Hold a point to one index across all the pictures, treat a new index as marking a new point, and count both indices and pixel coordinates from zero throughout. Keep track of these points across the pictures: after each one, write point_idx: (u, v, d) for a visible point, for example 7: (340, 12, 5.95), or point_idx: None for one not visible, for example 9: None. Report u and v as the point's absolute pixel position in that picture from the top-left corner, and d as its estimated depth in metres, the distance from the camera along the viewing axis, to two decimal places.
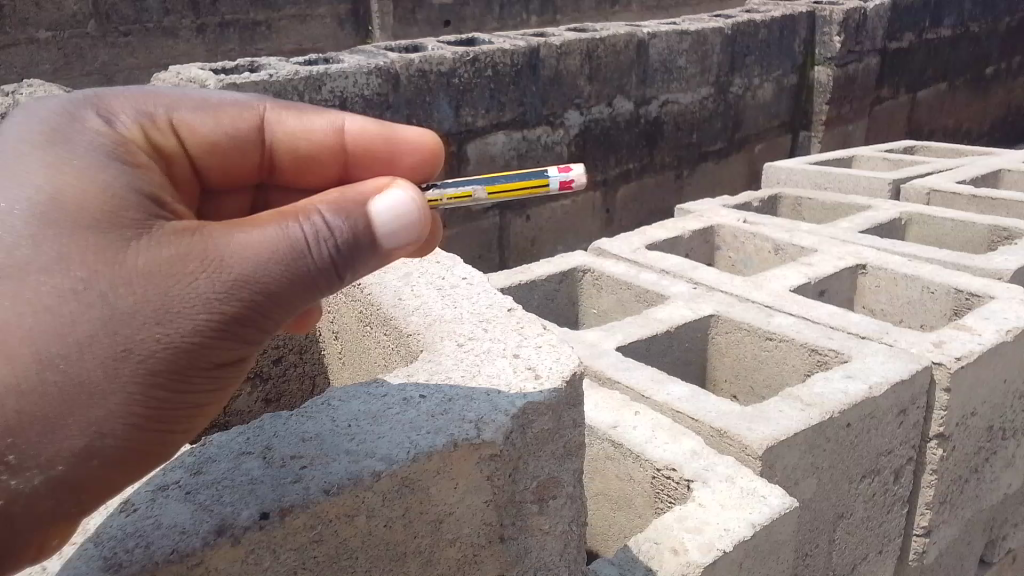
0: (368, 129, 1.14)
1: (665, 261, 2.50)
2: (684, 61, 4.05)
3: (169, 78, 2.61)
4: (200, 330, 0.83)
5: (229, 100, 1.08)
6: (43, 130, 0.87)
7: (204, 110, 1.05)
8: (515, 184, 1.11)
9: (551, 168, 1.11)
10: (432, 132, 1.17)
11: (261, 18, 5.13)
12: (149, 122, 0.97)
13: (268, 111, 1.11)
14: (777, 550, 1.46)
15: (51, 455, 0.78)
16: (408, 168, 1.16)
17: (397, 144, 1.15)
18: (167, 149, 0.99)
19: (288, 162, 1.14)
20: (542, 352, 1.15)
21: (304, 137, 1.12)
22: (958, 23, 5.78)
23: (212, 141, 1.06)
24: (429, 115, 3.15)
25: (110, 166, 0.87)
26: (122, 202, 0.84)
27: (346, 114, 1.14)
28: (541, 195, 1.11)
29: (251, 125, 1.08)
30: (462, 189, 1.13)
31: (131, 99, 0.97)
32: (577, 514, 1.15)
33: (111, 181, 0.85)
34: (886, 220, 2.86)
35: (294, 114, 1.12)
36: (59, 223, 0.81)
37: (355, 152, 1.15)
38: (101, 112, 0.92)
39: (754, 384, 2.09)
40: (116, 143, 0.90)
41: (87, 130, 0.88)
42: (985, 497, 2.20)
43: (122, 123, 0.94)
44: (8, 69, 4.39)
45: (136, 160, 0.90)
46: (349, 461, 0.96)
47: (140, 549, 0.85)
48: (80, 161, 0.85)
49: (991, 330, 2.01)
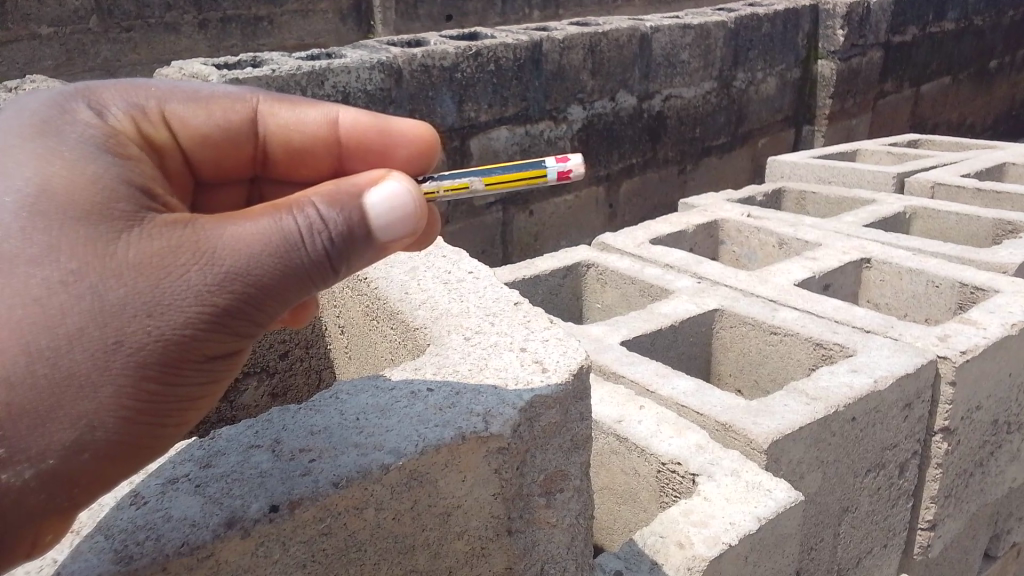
0: (361, 121, 1.14)
1: (669, 255, 2.50)
2: (687, 56, 4.04)
3: (172, 73, 2.61)
4: (192, 322, 0.83)
5: (222, 92, 1.08)
6: (33, 121, 0.87)
7: (196, 103, 1.04)
8: (513, 175, 1.11)
9: (549, 159, 1.11)
10: (426, 124, 1.16)
11: (263, 13, 5.13)
12: (141, 115, 0.97)
13: (261, 102, 1.10)
14: (782, 544, 1.46)
15: (42, 448, 0.78)
16: (401, 162, 1.16)
17: (390, 136, 1.15)
18: (159, 141, 0.99)
19: (280, 154, 1.14)
20: (550, 345, 1.15)
21: (297, 129, 1.12)
22: (963, 16, 5.76)
23: (203, 133, 1.06)
24: (432, 110, 3.15)
25: (99, 158, 0.87)
26: (111, 195, 0.84)
27: (340, 106, 1.14)
28: (539, 185, 1.11)
29: (244, 117, 1.08)
30: (460, 181, 1.13)
31: (122, 91, 0.97)
32: (584, 507, 1.15)
33: (101, 174, 0.85)
34: (890, 214, 2.85)
35: (287, 106, 1.11)
36: (48, 214, 0.81)
37: (349, 144, 1.15)
38: (91, 103, 0.92)
39: (759, 378, 2.09)
40: (107, 135, 0.90)
41: (77, 123, 0.88)
42: (991, 491, 2.20)
43: (113, 115, 0.94)
44: (10, 65, 4.39)
45: (125, 152, 0.90)
46: (358, 454, 0.96)
47: (150, 542, 0.85)
48: (70, 154, 0.85)
49: (996, 324, 2.01)
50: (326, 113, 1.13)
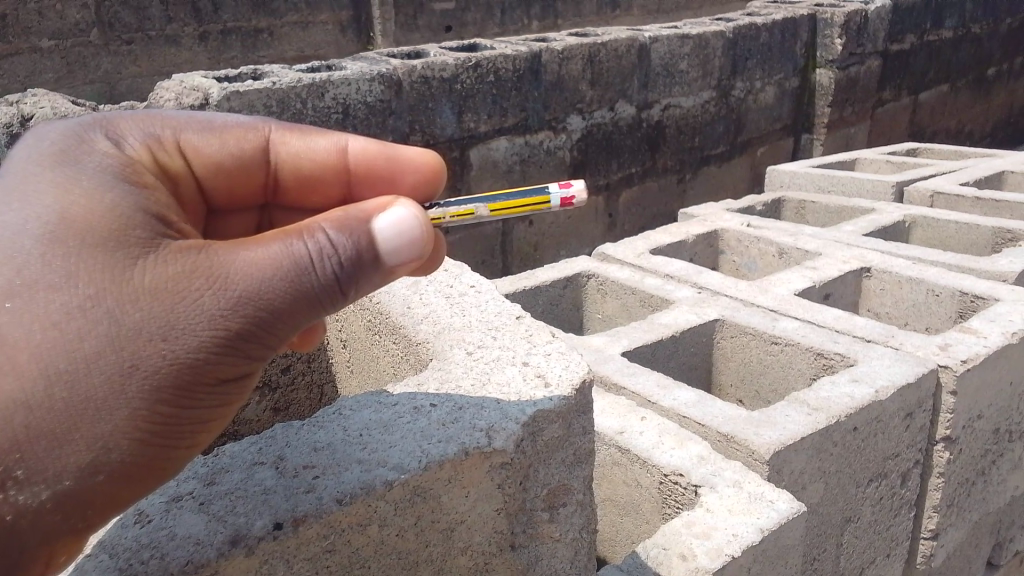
0: (370, 149, 1.14)
1: (669, 265, 2.50)
2: (686, 65, 4.06)
3: (172, 86, 2.60)
4: (205, 346, 0.83)
5: (235, 121, 1.09)
6: (53, 151, 0.88)
7: (209, 132, 1.06)
8: (517, 201, 1.13)
9: (552, 185, 1.13)
10: (433, 151, 1.16)
11: (263, 25, 5.14)
12: (156, 144, 0.98)
13: (273, 132, 1.11)
14: (785, 556, 1.46)
15: (58, 470, 0.79)
16: (408, 187, 1.16)
17: (398, 163, 1.15)
18: (173, 170, 1.00)
19: (291, 181, 1.14)
20: (551, 360, 1.15)
21: (307, 157, 1.13)
22: (960, 24, 5.78)
23: (216, 162, 1.07)
24: (431, 120, 3.16)
25: (116, 187, 0.87)
26: (128, 222, 0.85)
27: (349, 134, 1.14)
28: (543, 212, 1.13)
29: (256, 145, 1.09)
30: (465, 207, 1.13)
31: (138, 121, 0.98)
32: (587, 521, 1.16)
33: (119, 202, 0.86)
34: (890, 223, 2.86)
35: (298, 135, 1.12)
36: (66, 242, 0.82)
37: (357, 171, 1.15)
38: (109, 133, 0.93)
39: (760, 388, 2.09)
40: (124, 164, 0.91)
41: (95, 153, 0.89)
42: (992, 499, 2.21)
43: (129, 146, 0.95)
44: (11, 78, 4.42)
45: (143, 181, 0.91)
46: (361, 470, 0.96)
47: (155, 561, 0.85)
48: (88, 183, 0.86)
49: (996, 333, 2.01)
50: (335, 142, 1.13)
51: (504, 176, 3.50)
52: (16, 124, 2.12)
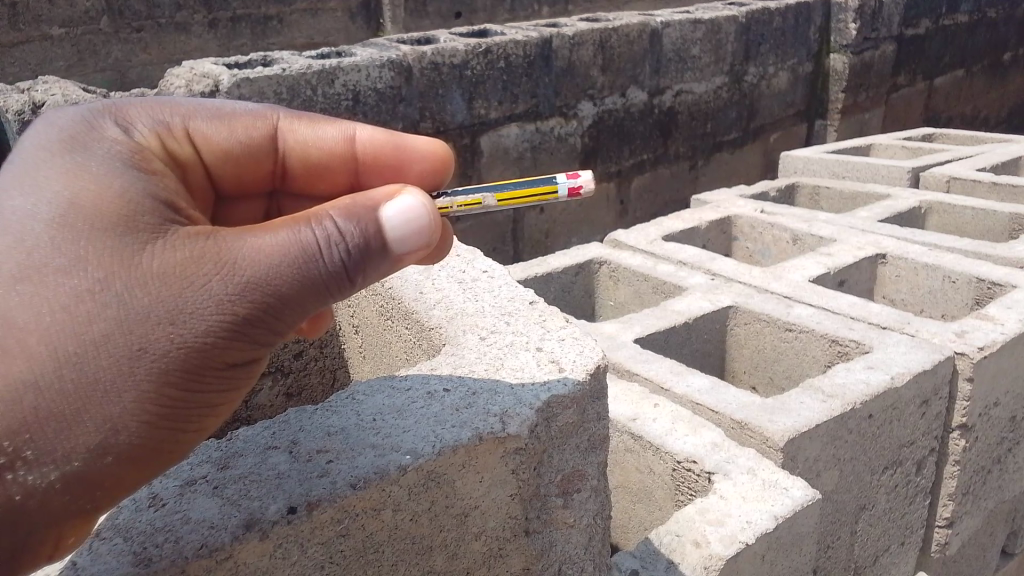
0: (378, 138, 1.13)
1: (682, 252, 2.48)
2: (698, 51, 4.02)
3: (182, 73, 2.59)
4: (213, 330, 0.83)
5: (244, 108, 1.08)
6: (63, 137, 0.88)
7: (218, 119, 1.05)
8: (526, 191, 1.12)
9: (560, 175, 1.11)
10: (441, 140, 1.16)
11: (273, 12, 5.14)
12: (166, 132, 0.97)
13: (281, 119, 1.10)
14: (799, 543, 1.45)
15: (67, 450, 0.78)
16: (416, 176, 1.16)
17: (406, 152, 1.15)
18: (183, 158, 0.99)
19: (299, 169, 1.14)
20: (566, 345, 1.14)
21: (316, 146, 1.12)
22: (977, 8, 5.70)
23: (225, 149, 1.06)
24: (442, 107, 3.15)
25: (125, 174, 0.87)
26: (136, 208, 0.84)
27: (357, 123, 1.14)
28: (551, 201, 1.11)
29: (264, 133, 1.09)
30: (473, 197, 1.13)
31: (146, 108, 0.97)
32: (601, 508, 1.15)
33: (128, 188, 0.86)
34: (905, 209, 2.83)
35: (306, 123, 1.12)
36: (76, 226, 0.81)
37: (365, 159, 1.15)
38: (117, 120, 0.93)
39: (774, 375, 2.08)
40: (133, 151, 0.90)
41: (104, 140, 0.89)
42: (1008, 487, 2.19)
43: (138, 133, 0.94)
44: (23, 66, 4.44)
45: (151, 168, 0.90)
46: (375, 454, 0.96)
47: (169, 545, 0.85)
48: (97, 169, 0.86)
49: (1014, 319, 1.99)
50: (343, 131, 1.12)
51: (515, 163, 3.48)
52: (28, 110, 2.12)
